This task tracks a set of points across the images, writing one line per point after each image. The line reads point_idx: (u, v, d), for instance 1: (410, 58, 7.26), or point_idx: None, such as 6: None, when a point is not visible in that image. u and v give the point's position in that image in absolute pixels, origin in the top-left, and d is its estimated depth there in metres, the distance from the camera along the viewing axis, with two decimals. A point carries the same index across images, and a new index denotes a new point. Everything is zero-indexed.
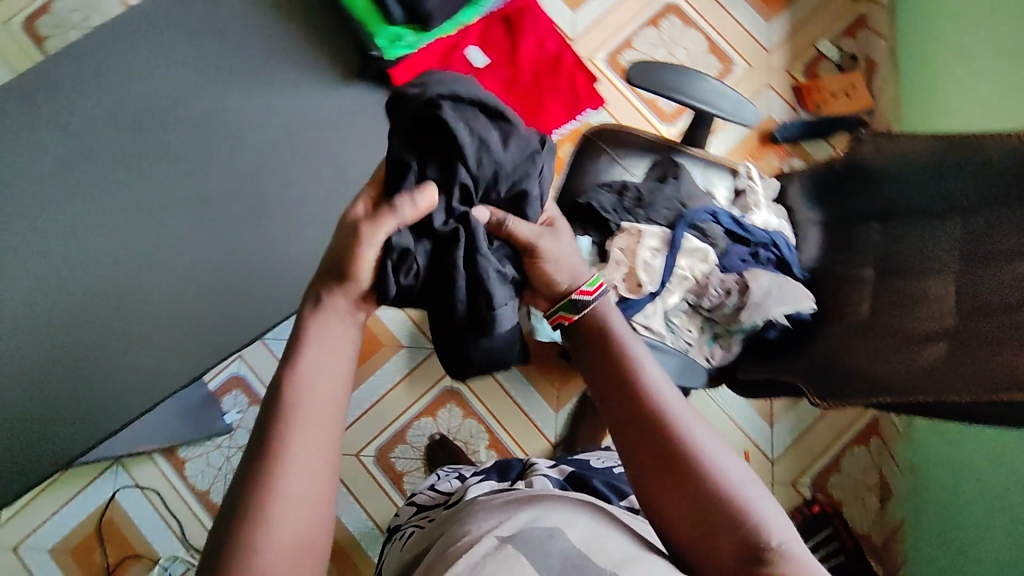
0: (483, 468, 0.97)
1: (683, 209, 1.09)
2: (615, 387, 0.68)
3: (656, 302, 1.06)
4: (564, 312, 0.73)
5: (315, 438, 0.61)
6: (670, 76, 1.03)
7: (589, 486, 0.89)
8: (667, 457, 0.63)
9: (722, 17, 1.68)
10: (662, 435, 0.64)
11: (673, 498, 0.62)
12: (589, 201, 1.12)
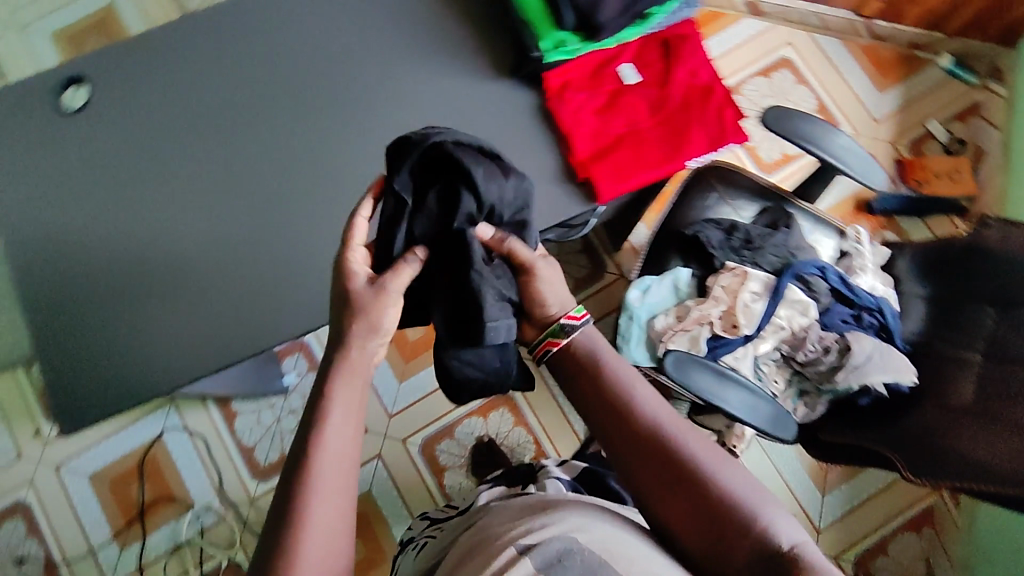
0: (490, 477, 1.01)
1: (791, 258, 1.08)
2: (611, 412, 0.72)
3: (747, 346, 1.06)
4: (553, 337, 0.76)
5: (336, 479, 0.65)
6: (803, 126, 1.04)
7: (603, 484, 0.97)
8: (673, 471, 0.67)
9: (835, 80, 1.68)
10: (661, 452, 0.68)
11: (682, 507, 0.66)
12: (696, 233, 1.11)
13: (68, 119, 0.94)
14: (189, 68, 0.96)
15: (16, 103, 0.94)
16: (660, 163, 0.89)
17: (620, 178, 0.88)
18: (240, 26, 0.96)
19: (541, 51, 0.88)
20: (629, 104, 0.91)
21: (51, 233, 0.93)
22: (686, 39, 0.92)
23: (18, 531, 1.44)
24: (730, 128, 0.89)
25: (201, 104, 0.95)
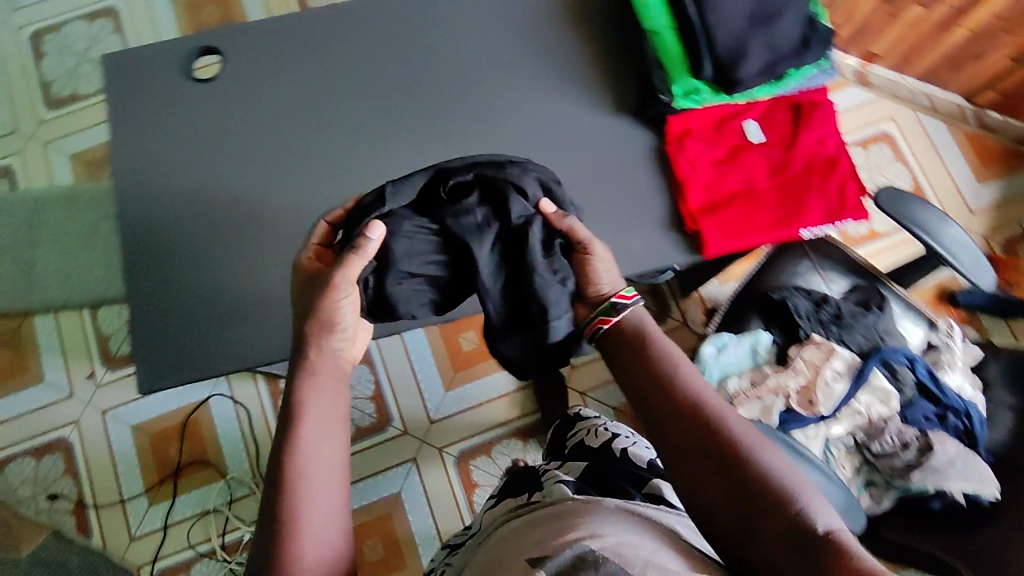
0: (496, 492, 0.89)
1: (880, 343, 1.06)
2: (650, 385, 0.69)
3: (820, 425, 1.03)
4: (603, 315, 0.75)
5: (324, 472, 0.65)
6: (917, 211, 1.01)
7: (610, 478, 0.83)
8: (709, 447, 0.63)
9: (935, 163, 1.62)
10: (697, 426, 0.65)
11: (715, 483, 0.62)
12: (784, 298, 1.10)
13: (197, 85, 0.96)
14: (319, 56, 0.97)
15: (150, 62, 0.97)
16: (773, 227, 0.87)
17: (729, 235, 0.86)
18: (373, 21, 0.97)
19: (671, 96, 0.86)
20: (749, 162, 0.89)
21: (160, 193, 0.95)
22: (818, 107, 0.90)
23: (56, 467, 1.47)
24: (850, 205, 0.87)
25: (324, 91, 0.96)
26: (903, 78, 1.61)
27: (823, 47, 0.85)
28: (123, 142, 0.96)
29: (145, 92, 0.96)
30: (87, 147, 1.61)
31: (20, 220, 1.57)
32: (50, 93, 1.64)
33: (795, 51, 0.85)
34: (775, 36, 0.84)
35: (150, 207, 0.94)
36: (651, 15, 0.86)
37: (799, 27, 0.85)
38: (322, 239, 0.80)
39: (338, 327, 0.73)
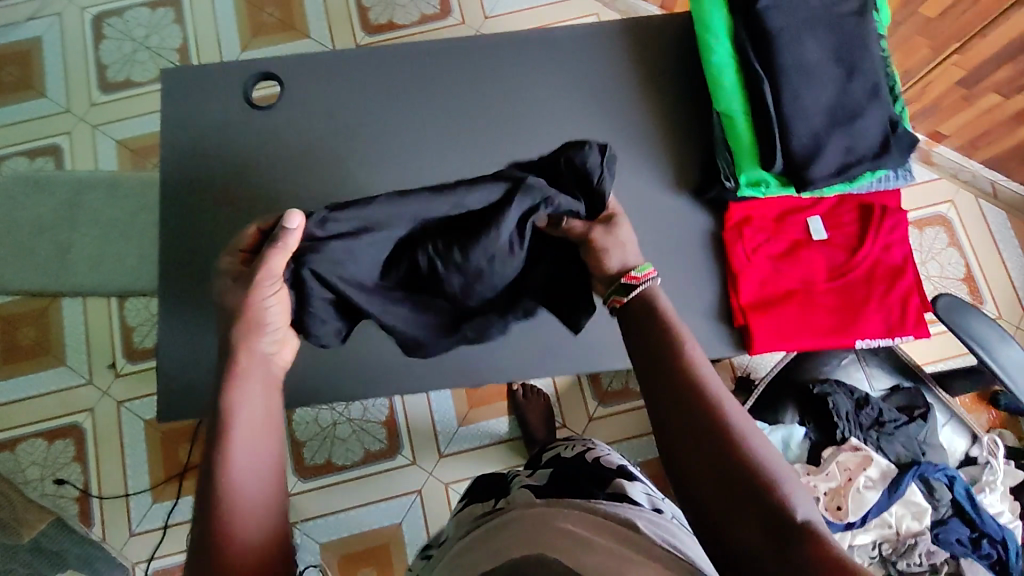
0: (469, 495, 0.87)
1: (920, 456, 1.02)
2: (649, 355, 0.64)
3: (844, 533, 0.99)
4: (616, 295, 0.70)
5: (257, 457, 0.62)
6: (979, 326, 0.95)
7: (577, 483, 0.79)
8: (702, 426, 0.59)
9: (990, 254, 1.53)
10: (690, 402, 0.60)
11: (700, 458, 0.58)
12: (824, 394, 1.06)
13: (254, 111, 0.95)
14: (379, 96, 0.95)
15: (210, 82, 0.95)
16: (826, 334, 0.83)
17: (779, 338, 0.83)
18: (426, 68, 0.95)
19: (737, 183, 0.82)
20: (809, 260, 0.85)
21: (204, 215, 0.94)
22: (890, 211, 0.85)
23: (66, 452, 1.48)
24: (911, 321, 0.83)
25: (380, 133, 0.95)
26: (973, 165, 1.53)
27: (906, 151, 0.79)
28: (173, 159, 0.95)
29: (201, 111, 0.95)
30: (134, 136, 1.62)
31: (60, 200, 1.56)
32: (104, 77, 1.64)
33: (875, 153, 0.79)
34: (855, 136, 0.79)
35: (193, 230, 0.93)
36: (725, 98, 0.82)
37: (882, 128, 0.79)
38: (247, 244, 0.70)
39: (266, 327, 0.67)
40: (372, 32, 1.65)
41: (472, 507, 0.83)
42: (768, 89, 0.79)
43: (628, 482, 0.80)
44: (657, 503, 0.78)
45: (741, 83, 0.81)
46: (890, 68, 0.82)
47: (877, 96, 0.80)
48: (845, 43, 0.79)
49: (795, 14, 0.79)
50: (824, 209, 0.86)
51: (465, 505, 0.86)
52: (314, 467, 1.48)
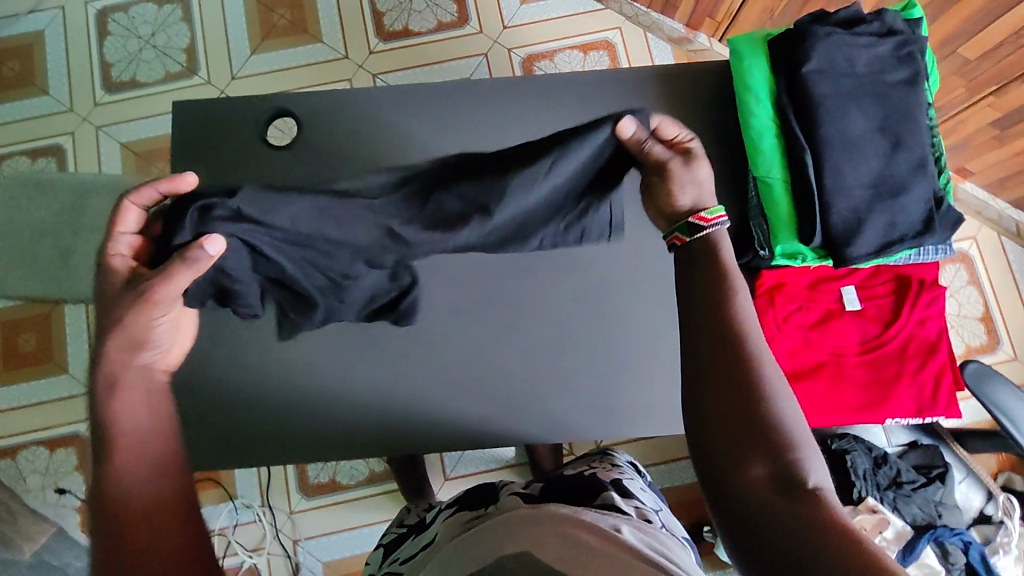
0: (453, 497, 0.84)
1: (936, 519, 1.02)
2: (696, 296, 0.61)
3: None
4: (679, 233, 0.65)
5: (151, 451, 0.57)
6: (1005, 398, 0.93)
7: (565, 493, 0.76)
8: (735, 378, 0.57)
9: (1008, 290, 1.50)
10: (732, 348, 0.58)
11: (727, 402, 0.56)
12: (843, 452, 1.05)
13: (269, 147, 0.91)
14: (402, 138, 0.92)
15: (225, 115, 0.91)
16: (856, 410, 0.82)
17: (808, 413, 0.82)
18: (451, 108, 0.91)
19: (771, 252, 0.79)
20: (842, 331, 0.83)
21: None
22: (928, 283, 0.83)
23: (67, 462, 1.46)
24: (941, 401, 0.81)
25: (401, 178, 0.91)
26: (1001, 205, 1.50)
27: (948, 228, 0.77)
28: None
29: (214, 146, 0.91)
30: (139, 139, 1.56)
31: (62, 202, 1.51)
32: (109, 76, 1.59)
33: (917, 230, 0.76)
34: (898, 211, 0.76)
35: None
36: (763, 164, 0.79)
37: (926, 204, 0.76)
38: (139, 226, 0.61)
39: (145, 343, 0.60)
40: (387, 39, 1.58)
41: (455, 508, 0.80)
42: (809, 159, 0.76)
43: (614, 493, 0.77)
44: (647, 514, 0.75)
45: (781, 149, 0.78)
46: (936, 141, 0.79)
47: (923, 170, 0.76)
48: (892, 114, 0.76)
49: (842, 83, 0.76)
50: (858, 280, 0.84)
51: (448, 505, 0.83)
52: (318, 485, 1.47)
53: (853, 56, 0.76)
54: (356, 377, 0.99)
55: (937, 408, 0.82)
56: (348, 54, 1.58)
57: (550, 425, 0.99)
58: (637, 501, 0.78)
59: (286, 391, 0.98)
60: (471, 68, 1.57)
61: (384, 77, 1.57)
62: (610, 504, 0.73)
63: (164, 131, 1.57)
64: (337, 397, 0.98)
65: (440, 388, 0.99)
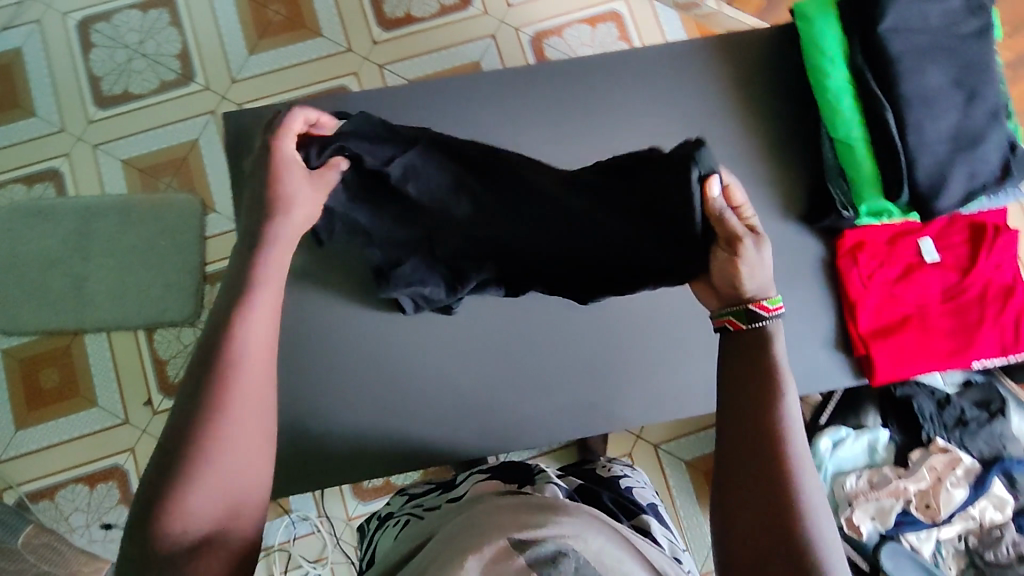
0: (493, 466, 0.84)
1: (1003, 451, 1.08)
2: (737, 385, 0.61)
3: (932, 527, 1.04)
4: (734, 317, 0.63)
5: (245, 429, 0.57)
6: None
7: (597, 500, 0.81)
8: (761, 473, 0.56)
9: None
10: (764, 444, 0.57)
11: (756, 512, 0.55)
12: (910, 397, 1.09)
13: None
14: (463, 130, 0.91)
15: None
16: (944, 356, 0.87)
17: (900, 363, 0.87)
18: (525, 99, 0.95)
19: (855, 212, 0.85)
20: (923, 283, 0.89)
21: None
22: (1001, 231, 0.89)
23: (109, 496, 1.40)
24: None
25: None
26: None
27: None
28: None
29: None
30: (141, 154, 1.49)
31: (69, 230, 1.44)
32: (99, 90, 1.50)
33: (996, 179, 0.83)
34: (978, 161, 0.82)
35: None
36: (844, 127, 0.83)
37: (1002, 151, 0.83)
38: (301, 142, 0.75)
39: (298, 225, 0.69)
40: (390, 28, 1.53)
41: (492, 476, 0.80)
42: (891, 117, 0.81)
43: (642, 514, 0.81)
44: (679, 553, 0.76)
45: (860, 110, 0.83)
46: (1004, 91, 0.85)
47: (996, 121, 0.83)
48: (964, 69, 0.82)
49: (917, 40, 0.81)
50: (934, 235, 0.90)
51: (485, 473, 0.82)
52: (372, 489, 1.44)
53: (925, 13, 0.82)
54: (436, 373, 0.95)
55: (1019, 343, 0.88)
56: (351, 47, 1.52)
57: (636, 407, 0.97)
58: (667, 529, 0.82)
59: (364, 398, 0.94)
60: (480, 52, 1.53)
61: (391, 68, 1.52)
62: (646, 531, 0.76)
63: (166, 143, 1.49)
64: (424, 393, 0.94)
65: (525, 376, 0.96)
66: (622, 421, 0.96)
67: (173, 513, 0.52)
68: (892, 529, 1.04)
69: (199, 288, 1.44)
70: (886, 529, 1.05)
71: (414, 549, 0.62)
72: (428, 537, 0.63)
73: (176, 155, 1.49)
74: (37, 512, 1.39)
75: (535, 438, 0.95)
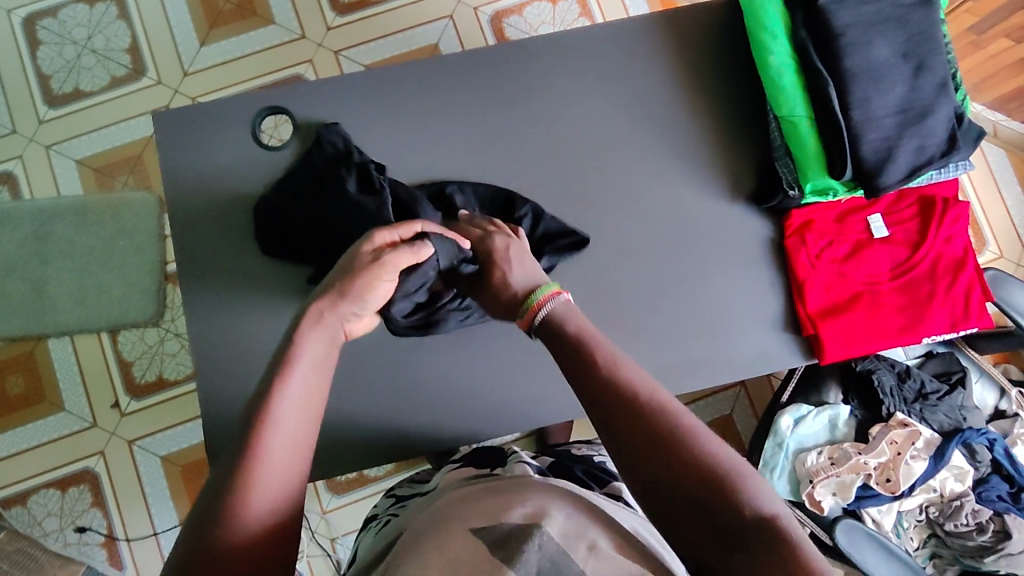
0: (467, 455, 0.82)
1: (962, 424, 1.08)
2: (574, 366, 0.58)
3: (896, 501, 1.04)
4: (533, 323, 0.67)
5: (302, 427, 0.52)
6: (1018, 295, 1.06)
7: (569, 471, 0.80)
8: (639, 439, 0.51)
9: (992, 196, 1.49)
10: (620, 409, 0.53)
11: (658, 471, 0.50)
12: (869, 372, 1.11)
13: (275, 152, 0.91)
14: (412, 122, 0.92)
15: (221, 128, 0.90)
16: (895, 333, 0.92)
17: (850, 341, 0.92)
18: (461, 100, 0.93)
19: (801, 191, 0.89)
20: (874, 259, 0.94)
21: (248, 267, 0.90)
22: (950, 204, 0.95)
23: (82, 499, 1.36)
24: (972, 313, 0.93)
25: (417, 165, 0.92)
26: (998, 117, 1.45)
27: (970, 142, 0.86)
28: (199, 213, 0.90)
29: (216, 162, 0.90)
30: (96, 153, 1.44)
31: (26, 233, 1.40)
32: (49, 89, 1.46)
33: (943, 150, 0.83)
34: (926, 134, 0.83)
35: (239, 288, 0.89)
36: (787, 104, 0.85)
37: (949, 123, 0.84)
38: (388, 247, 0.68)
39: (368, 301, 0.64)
40: (344, 12, 1.50)
41: (465, 462, 0.79)
42: (835, 92, 0.82)
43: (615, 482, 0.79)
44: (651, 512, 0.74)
45: (802, 86, 0.85)
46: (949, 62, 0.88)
47: (944, 93, 0.84)
48: (908, 41, 0.84)
49: (862, 12, 0.82)
50: (881, 214, 0.95)
51: (458, 461, 0.80)
52: (345, 481, 1.34)
53: None
54: (392, 365, 0.94)
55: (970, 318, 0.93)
56: (305, 34, 1.49)
57: None
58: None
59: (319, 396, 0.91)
60: (438, 33, 1.50)
61: (346, 54, 1.49)
62: (617, 495, 0.74)
63: (121, 140, 1.45)
64: (379, 386, 0.93)
65: (481, 365, 0.95)
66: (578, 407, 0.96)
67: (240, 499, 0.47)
68: (853, 504, 1.04)
69: (161, 287, 1.41)
70: (847, 503, 1.04)
71: (386, 547, 0.62)
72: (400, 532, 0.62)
73: (131, 152, 1.45)
74: (11, 518, 1.35)
75: (492, 428, 0.94)
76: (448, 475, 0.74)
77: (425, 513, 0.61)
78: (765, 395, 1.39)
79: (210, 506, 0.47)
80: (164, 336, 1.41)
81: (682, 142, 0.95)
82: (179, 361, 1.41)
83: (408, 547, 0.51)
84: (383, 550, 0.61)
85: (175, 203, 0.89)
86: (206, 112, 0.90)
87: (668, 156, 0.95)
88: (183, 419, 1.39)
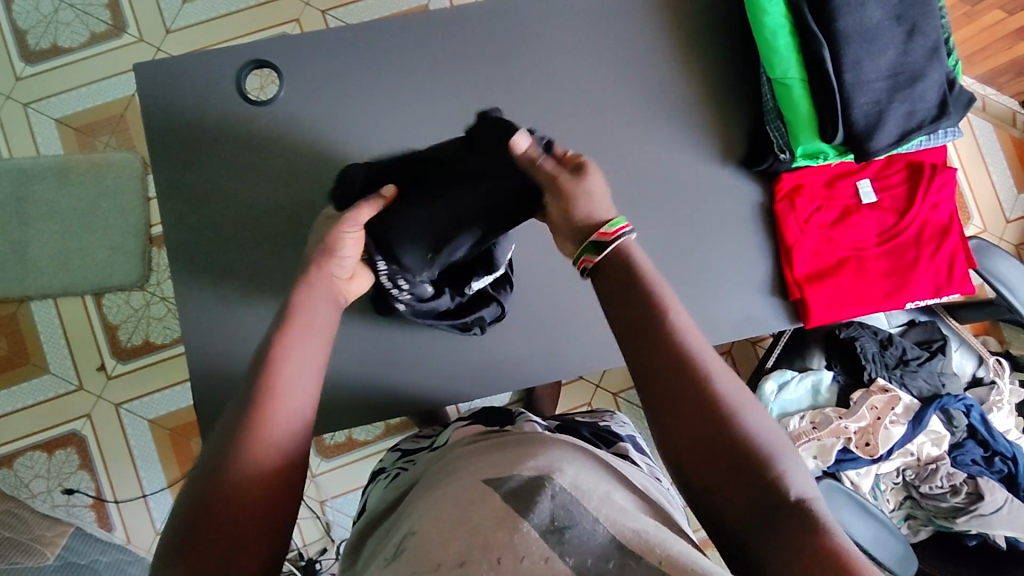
0: (475, 412, 0.82)
1: (941, 390, 1.11)
2: (631, 316, 0.55)
3: (873, 464, 1.07)
4: (587, 254, 0.58)
5: (305, 386, 0.55)
6: (1002, 266, 1.08)
7: (576, 430, 0.81)
8: (690, 401, 0.51)
9: (978, 169, 1.50)
10: (682, 376, 0.52)
11: (688, 431, 0.51)
12: (853, 338, 1.13)
13: (264, 109, 0.89)
14: (402, 78, 0.91)
15: (208, 82, 0.88)
16: (879, 298, 0.94)
17: (835, 305, 0.93)
18: (452, 56, 0.91)
19: (792, 154, 0.89)
20: (861, 225, 0.95)
21: (235, 226, 0.89)
22: (938, 169, 0.96)
23: (69, 462, 1.36)
24: (956, 279, 0.95)
25: (407, 123, 0.91)
26: (987, 90, 1.47)
27: (964, 108, 0.87)
28: (184, 167, 0.88)
29: (203, 117, 0.88)
30: (76, 113, 1.41)
31: (5, 193, 1.37)
32: (25, 44, 1.41)
33: (934, 114, 0.85)
34: (916, 99, 0.85)
35: (230, 246, 0.89)
36: (780, 67, 0.86)
37: (940, 89, 0.86)
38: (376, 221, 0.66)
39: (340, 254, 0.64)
40: None
41: (474, 419, 0.79)
42: (828, 54, 0.83)
43: (623, 442, 0.80)
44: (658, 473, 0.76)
45: (796, 48, 0.85)
46: (942, 25, 0.89)
47: (936, 57, 0.86)
48: (903, 4, 0.85)
49: None
50: (872, 180, 0.96)
51: (464, 417, 0.81)
52: (334, 445, 1.35)
53: None
54: (377, 328, 0.93)
55: (958, 284, 0.95)
56: None
57: (584, 354, 0.97)
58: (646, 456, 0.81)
59: None
60: None
61: (334, 13, 1.45)
62: (626, 454, 0.75)
63: (100, 100, 1.41)
64: (366, 348, 0.92)
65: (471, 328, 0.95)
66: (567, 369, 0.97)
67: (224, 474, 0.49)
68: (832, 466, 1.07)
69: (146, 250, 1.38)
70: (827, 466, 1.06)
71: (397, 499, 0.63)
72: (413, 481, 0.65)
73: (113, 111, 1.41)
74: None
75: (480, 388, 0.95)
76: (462, 427, 0.75)
77: (433, 467, 0.63)
78: (750, 360, 1.37)
79: (203, 469, 0.50)
80: (149, 300, 1.39)
81: (672, 105, 0.95)
82: (165, 325, 1.40)
83: (421, 503, 0.52)
84: (395, 501, 0.63)
85: (159, 157, 0.88)
86: (193, 66, 0.88)
87: (657, 118, 0.94)
88: (167, 383, 1.38)
